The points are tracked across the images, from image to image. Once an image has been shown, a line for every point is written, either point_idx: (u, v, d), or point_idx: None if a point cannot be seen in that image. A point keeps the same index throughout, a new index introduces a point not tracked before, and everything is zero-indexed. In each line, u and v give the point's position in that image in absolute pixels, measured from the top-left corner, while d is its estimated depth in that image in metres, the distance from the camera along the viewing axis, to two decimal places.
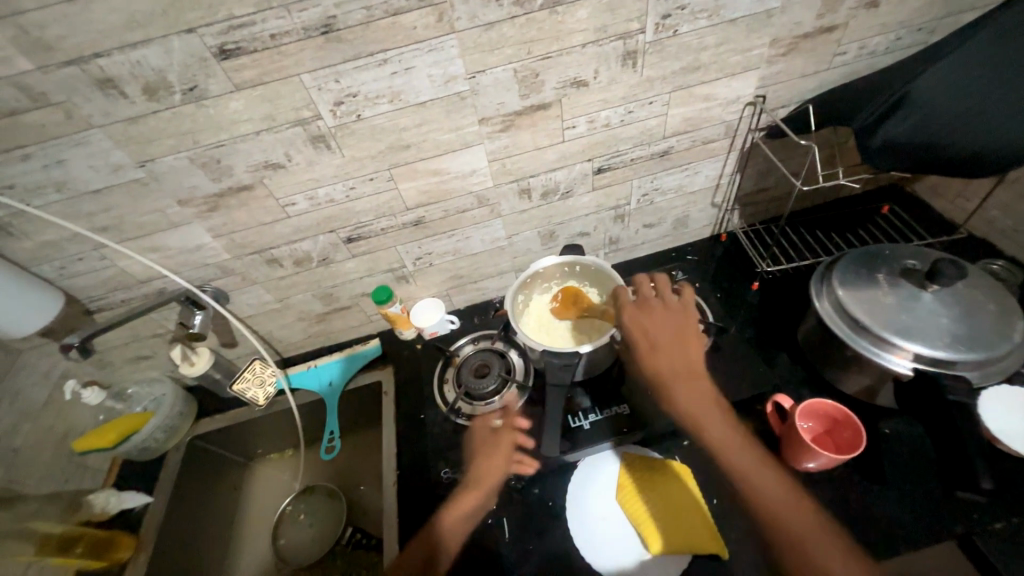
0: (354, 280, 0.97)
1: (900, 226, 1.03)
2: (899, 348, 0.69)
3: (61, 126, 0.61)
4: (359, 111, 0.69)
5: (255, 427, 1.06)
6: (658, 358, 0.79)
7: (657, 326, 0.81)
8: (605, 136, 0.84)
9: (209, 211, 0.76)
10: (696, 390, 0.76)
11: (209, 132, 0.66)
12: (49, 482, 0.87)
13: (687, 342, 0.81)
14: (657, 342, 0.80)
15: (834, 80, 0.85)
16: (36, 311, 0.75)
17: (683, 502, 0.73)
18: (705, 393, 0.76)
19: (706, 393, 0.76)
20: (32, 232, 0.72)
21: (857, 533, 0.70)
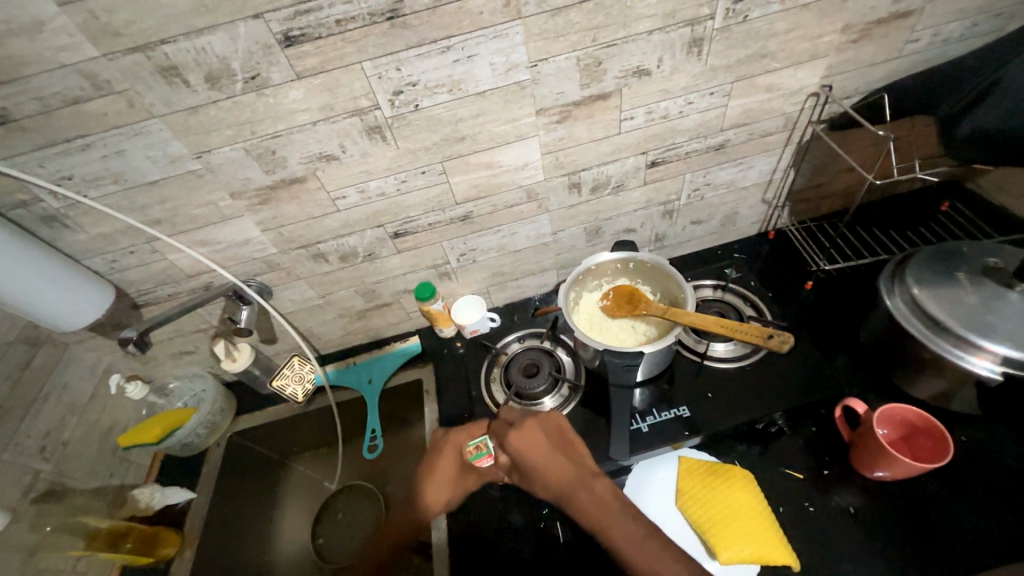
0: (397, 277, 0.95)
1: (962, 225, 0.98)
2: (983, 349, 0.64)
3: (122, 115, 0.60)
4: (417, 101, 0.67)
5: (293, 425, 1.04)
6: (539, 479, 0.69)
7: (534, 443, 0.72)
8: (662, 129, 0.81)
9: (260, 204, 0.75)
10: (582, 502, 0.65)
11: (267, 122, 0.65)
12: (96, 476, 0.87)
13: (568, 455, 0.70)
14: (531, 444, 0.72)
15: (904, 69, 0.81)
16: (81, 308, 0.73)
17: (747, 508, 0.71)
18: (596, 498, 0.65)
19: (593, 499, 0.65)
20: (87, 224, 0.72)
21: (937, 544, 0.67)
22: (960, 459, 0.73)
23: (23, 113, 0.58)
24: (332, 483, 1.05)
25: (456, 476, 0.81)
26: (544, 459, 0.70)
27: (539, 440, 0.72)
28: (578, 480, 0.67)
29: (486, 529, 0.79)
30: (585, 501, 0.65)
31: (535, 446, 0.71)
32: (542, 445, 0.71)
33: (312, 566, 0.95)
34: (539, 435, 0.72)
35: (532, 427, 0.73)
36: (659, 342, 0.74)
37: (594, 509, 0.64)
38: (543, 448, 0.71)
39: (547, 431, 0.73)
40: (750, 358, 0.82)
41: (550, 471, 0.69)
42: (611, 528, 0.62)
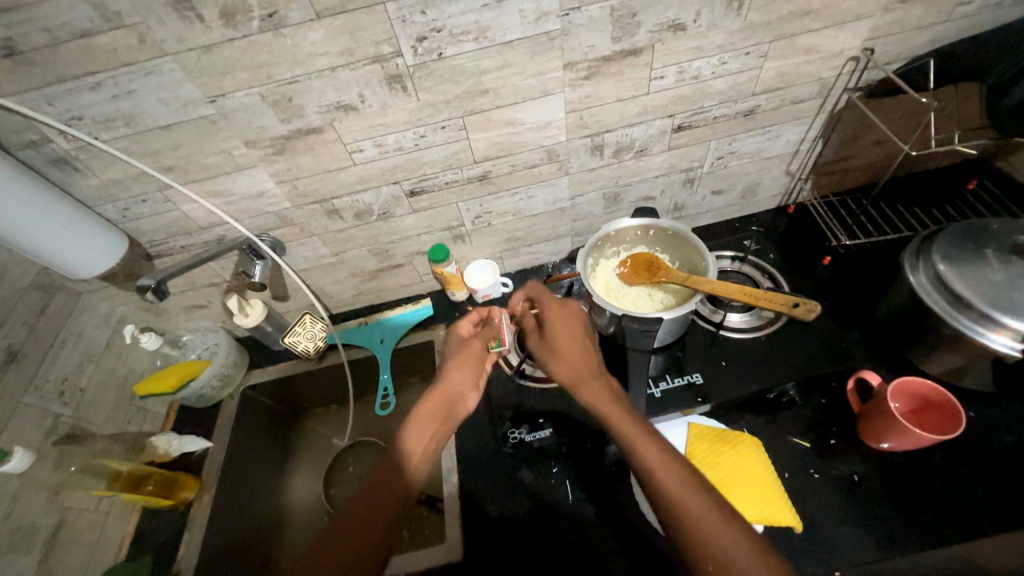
0: (411, 237, 0.94)
1: (989, 203, 0.95)
2: (1005, 326, 0.64)
3: (133, 52, 0.58)
4: (441, 49, 0.64)
5: (306, 381, 1.06)
6: (556, 361, 0.73)
7: (563, 324, 0.76)
8: (692, 90, 0.78)
9: (275, 154, 0.72)
10: (592, 395, 0.67)
11: (284, 66, 0.62)
12: (114, 423, 0.88)
13: (586, 348, 0.73)
14: (563, 323, 0.76)
15: (951, 34, 0.76)
16: (81, 255, 0.71)
17: (753, 472, 0.73)
18: (606, 391, 0.67)
19: (608, 393, 0.67)
20: (98, 168, 0.70)
21: (938, 512, 0.69)
22: (968, 433, 0.74)
23: (30, 45, 0.55)
24: (341, 439, 1.08)
25: (464, 353, 0.82)
26: (569, 340, 0.74)
27: (568, 330, 0.76)
28: (596, 374, 0.70)
29: (496, 484, 0.82)
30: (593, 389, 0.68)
31: (565, 327, 0.76)
32: (566, 332, 0.75)
33: (323, 515, 0.98)
34: (570, 319, 0.77)
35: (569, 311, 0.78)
36: (678, 309, 0.73)
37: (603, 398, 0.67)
38: (571, 333, 0.75)
39: (575, 323, 0.76)
40: (767, 330, 0.81)
41: (571, 358, 0.72)
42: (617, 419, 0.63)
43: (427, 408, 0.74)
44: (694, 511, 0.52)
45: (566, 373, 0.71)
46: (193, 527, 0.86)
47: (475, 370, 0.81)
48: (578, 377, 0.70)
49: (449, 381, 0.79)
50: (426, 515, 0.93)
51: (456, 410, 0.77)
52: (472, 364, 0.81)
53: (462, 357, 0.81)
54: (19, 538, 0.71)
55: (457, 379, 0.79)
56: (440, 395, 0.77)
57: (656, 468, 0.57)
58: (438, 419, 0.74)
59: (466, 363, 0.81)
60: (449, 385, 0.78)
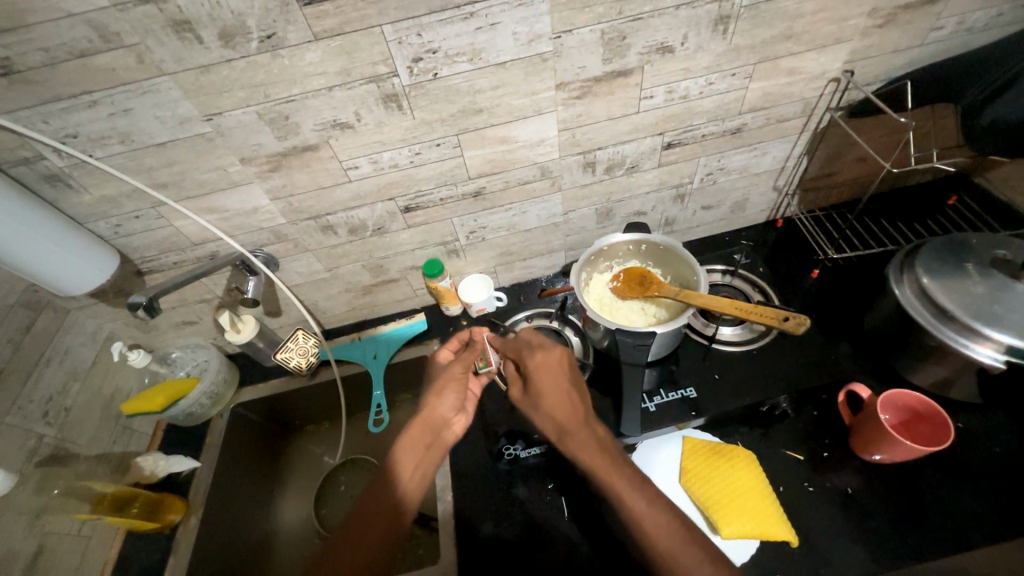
0: (405, 252, 0.94)
1: (968, 219, 0.98)
2: (988, 338, 0.65)
3: (131, 71, 0.58)
4: (436, 70, 0.65)
5: (299, 398, 1.04)
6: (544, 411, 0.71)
7: (548, 371, 0.73)
8: (681, 109, 0.80)
9: (271, 170, 0.73)
10: (582, 446, 0.66)
11: (281, 86, 0.63)
12: (99, 443, 0.86)
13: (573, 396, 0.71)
14: (545, 371, 0.73)
15: (925, 58, 0.80)
16: (77, 269, 0.71)
17: (748, 486, 0.73)
18: (595, 441, 0.67)
19: (594, 443, 0.66)
20: (91, 185, 0.70)
21: (930, 524, 0.69)
22: (956, 444, 0.75)
23: (27, 65, 0.56)
24: (333, 458, 1.06)
25: (444, 382, 0.79)
26: (555, 389, 0.72)
27: (544, 376, 0.73)
28: (580, 421, 0.69)
29: (490, 502, 0.81)
30: (580, 440, 0.67)
31: (550, 374, 0.73)
32: (552, 379, 0.72)
33: (314, 538, 0.96)
34: (555, 365, 0.73)
35: (554, 358, 0.74)
36: (671, 323, 0.74)
37: (594, 448, 0.66)
38: (558, 380, 0.72)
39: (561, 369, 0.73)
40: (759, 343, 0.83)
41: (558, 409, 0.70)
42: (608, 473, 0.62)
43: (411, 436, 0.73)
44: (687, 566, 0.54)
45: (556, 423, 0.70)
46: (179, 551, 0.83)
47: (458, 396, 0.79)
48: (564, 429, 0.69)
49: (432, 408, 0.76)
50: (419, 535, 0.91)
51: (442, 435, 0.75)
52: (454, 390, 0.79)
53: (444, 383, 0.79)
54: None
55: (440, 406, 0.77)
56: (423, 423, 0.75)
57: (648, 525, 0.58)
58: (424, 446, 0.73)
59: (448, 393, 0.78)
60: (431, 414, 0.76)
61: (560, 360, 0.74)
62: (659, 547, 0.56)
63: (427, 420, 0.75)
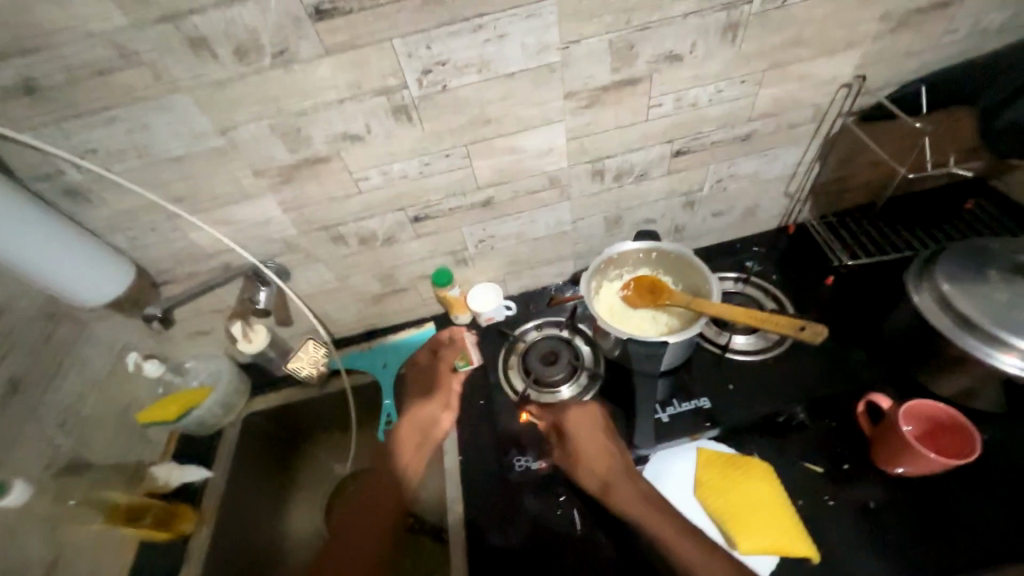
0: (414, 262, 0.94)
1: (988, 222, 0.96)
2: (1013, 347, 0.63)
3: (149, 88, 0.60)
4: (445, 81, 0.66)
5: (309, 407, 1.05)
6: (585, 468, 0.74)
7: (583, 428, 0.77)
8: (690, 117, 0.80)
9: (283, 182, 0.74)
10: (630, 499, 0.70)
11: (293, 99, 0.64)
12: (114, 452, 0.87)
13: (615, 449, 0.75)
14: (581, 428, 0.77)
15: (939, 61, 0.79)
16: (68, 266, 0.68)
17: (766, 499, 0.71)
18: (639, 494, 0.70)
19: (641, 497, 0.70)
20: (109, 198, 0.71)
21: (957, 541, 0.66)
22: (983, 457, 0.72)
23: (51, 83, 0.57)
24: (342, 467, 1.06)
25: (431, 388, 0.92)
26: (593, 446, 0.75)
27: (578, 433, 0.78)
28: (625, 476, 0.72)
29: (500, 515, 0.80)
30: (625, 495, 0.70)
31: (586, 431, 0.77)
32: (589, 436, 0.77)
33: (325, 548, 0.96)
34: (587, 424, 0.78)
35: (584, 414, 0.79)
36: (683, 332, 0.73)
37: (641, 502, 0.69)
38: (594, 436, 0.77)
39: (596, 427, 0.77)
40: (771, 352, 0.81)
41: (600, 465, 0.74)
42: (659, 522, 0.67)
43: (404, 437, 0.86)
44: None
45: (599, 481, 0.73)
46: (192, 559, 0.84)
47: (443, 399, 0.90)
48: (608, 483, 0.72)
49: (419, 411, 0.89)
50: (428, 546, 0.93)
51: (430, 433, 0.87)
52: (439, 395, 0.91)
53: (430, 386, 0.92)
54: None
55: (427, 408, 0.89)
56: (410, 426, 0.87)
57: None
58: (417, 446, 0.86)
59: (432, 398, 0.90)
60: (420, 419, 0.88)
61: (592, 417, 0.79)
62: None
63: (414, 424, 0.88)
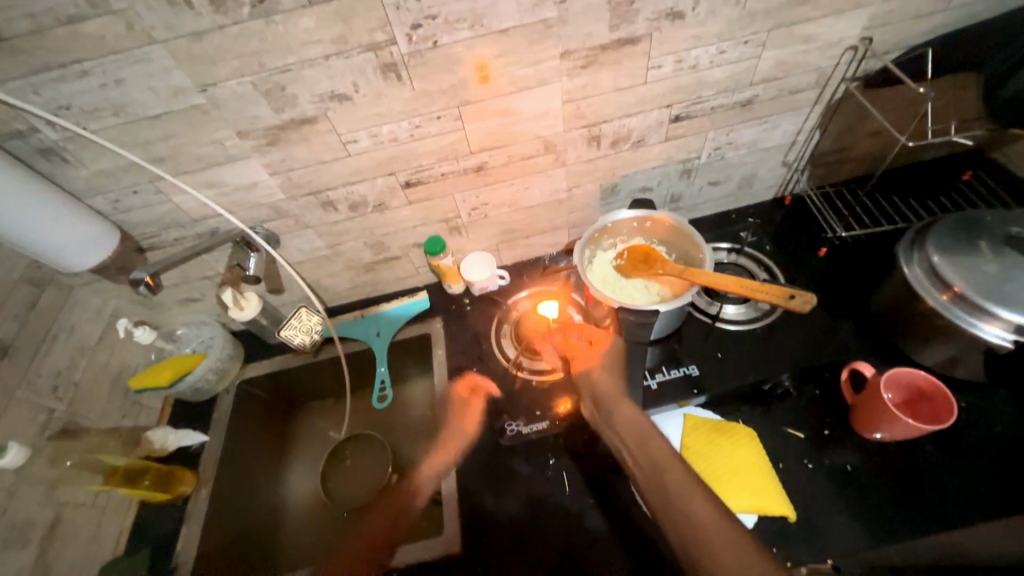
0: (407, 229, 0.93)
1: (984, 194, 0.95)
2: (998, 317, 0.64)
3: (121, 39, 0.56)
4: (436, 37, 0.63)
5: (303, 374, 1.05)
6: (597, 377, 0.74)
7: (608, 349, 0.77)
8: (690, 80, 0.77)
9: (268, 144, 0.71)
10: (627, 411, 0.67)
11: (276, 54, 0.61)
12: (109, 417, 0.88)
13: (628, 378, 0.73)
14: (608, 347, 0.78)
15: (948, 24, 0.76)
16: (53, 233, 0.67)
17: (747, 462, 0.74)
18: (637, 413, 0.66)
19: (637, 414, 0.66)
20: (87, 159, 0.68)
21: (928, 501, 0.70)
22: (960, 423, 0.75)
23: (14, 32, 0.54)
24: (338, 433, 1.07)
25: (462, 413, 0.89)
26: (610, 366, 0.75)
27: (605, 369, 0.75)
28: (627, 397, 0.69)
29: (493, 478, 0.82)
30: (625, 405, 0.68)
31: (609, 353, 0.77)
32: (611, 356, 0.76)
33: (322, 509, 0.98)
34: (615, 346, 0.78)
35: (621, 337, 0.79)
36: (675, 301, 0.74)
37: (636, 418, 0.66)
38: (615, 359, 0.76)
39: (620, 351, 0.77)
40: (763, 321, 0.82)
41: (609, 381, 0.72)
42: (649, 435, 0.63)
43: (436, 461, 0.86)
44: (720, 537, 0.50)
45: (602, 392, 0.71)
46: (191, 521, 0.86)
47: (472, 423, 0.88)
48: (611, 395, 0.70)
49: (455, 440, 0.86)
50: (425, 507, 0.93)
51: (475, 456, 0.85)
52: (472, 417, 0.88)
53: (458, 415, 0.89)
54: (16, 533, 0.71)
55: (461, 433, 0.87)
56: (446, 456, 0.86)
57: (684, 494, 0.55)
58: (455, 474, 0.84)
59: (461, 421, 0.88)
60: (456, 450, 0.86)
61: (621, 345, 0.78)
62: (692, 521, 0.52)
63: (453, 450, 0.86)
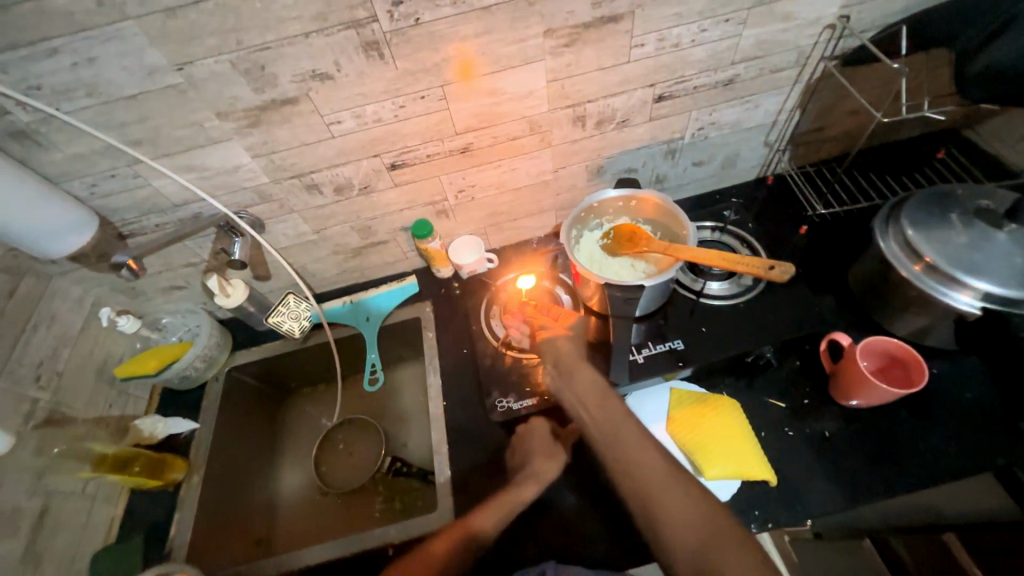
0: (393, 213, 0.93)
1: (957, 170, 0.98)
2: (967, 287, 0.67)
3: (92, 15, 0.55)
4: (418, 14, 0.63)
5: (293, 361, 1.05)
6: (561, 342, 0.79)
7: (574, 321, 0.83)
8: (673, 59, 0.78)
9: (250, 126, 0.70)
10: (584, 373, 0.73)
11: (255, 32, 0.60)
12: (95, 407, 0.87)
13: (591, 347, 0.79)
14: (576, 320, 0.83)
15: (922, 2, 0.78)
16: (11, 209, 0.64)
17: (730, 431, 0.76)
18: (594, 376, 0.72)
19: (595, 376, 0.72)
20: (61, 142, 0.67)
21: (901, 463, 0.73)
22: (931, 390, 0.78)
23: None
24: (329, 419, 1.08)
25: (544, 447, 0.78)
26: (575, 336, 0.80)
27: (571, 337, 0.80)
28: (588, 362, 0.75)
29: (485, 455, 0.84)
30: (582, 369, 0.73)
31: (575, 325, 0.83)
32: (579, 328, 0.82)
33: (316, 493, 0.99)
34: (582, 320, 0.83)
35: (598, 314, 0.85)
36: (660, 276, 0.76)
37: (592, 380, 0.71)
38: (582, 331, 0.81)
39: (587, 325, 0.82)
40: (744, 297, 0.84)
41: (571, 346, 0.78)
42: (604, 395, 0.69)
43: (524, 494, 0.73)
44: (654, 475, 0.57)
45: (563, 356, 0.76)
46: (184, 507, 0.86)
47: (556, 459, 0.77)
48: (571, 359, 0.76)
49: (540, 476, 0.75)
50: (417, 487, 0.95)
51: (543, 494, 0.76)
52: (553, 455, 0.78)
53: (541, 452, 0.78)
54: (4, 524, 0.70)
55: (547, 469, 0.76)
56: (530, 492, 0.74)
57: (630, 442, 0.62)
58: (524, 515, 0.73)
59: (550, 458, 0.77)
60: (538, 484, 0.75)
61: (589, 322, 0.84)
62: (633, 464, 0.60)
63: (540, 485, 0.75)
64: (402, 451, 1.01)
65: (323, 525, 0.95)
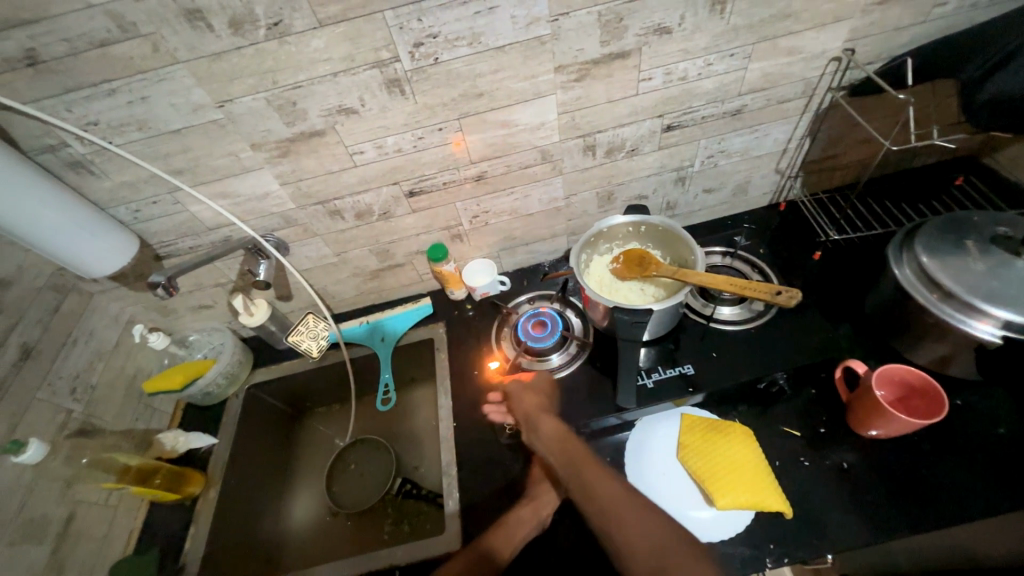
0: (411, 237, 0.96)
1: (979, 199, 0.97)
2: (986, 314, 0.65)
3: (148, 60, 0.61)
4: (437, 54, 0.67)
5: (310, 379, 1.08)
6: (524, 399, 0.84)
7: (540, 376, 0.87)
8: (680, 91, 0.81)
9: (280, 156, 0.76)
10: (544, 420, 0.79)
11: (288, 72, 0.65)
12: (123, 419, 0.91)
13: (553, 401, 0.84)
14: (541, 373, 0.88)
15: (929, 34, 0.79)
16: (64, 231, 0.69)
17: (743, 458, 0.74)
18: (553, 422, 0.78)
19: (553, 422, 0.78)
20: (111, 171, 0.73)
21: (926, 499, 0.70)
22: (956, 421, 0.75)
23: (52, 55, 0.59)
24: (342, 439, 1.10)
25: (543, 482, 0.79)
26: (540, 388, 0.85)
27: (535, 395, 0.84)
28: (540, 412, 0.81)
29: (493, 479, 0.84)
30: (539, 419, 0.80)
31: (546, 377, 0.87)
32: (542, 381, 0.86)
33: (326, 514, 1.00)
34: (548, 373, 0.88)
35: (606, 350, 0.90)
36: (668, 300, 0.76)
37: (551, 429, 0.78)
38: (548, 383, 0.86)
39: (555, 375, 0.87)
40: (756, 322, 0.84)
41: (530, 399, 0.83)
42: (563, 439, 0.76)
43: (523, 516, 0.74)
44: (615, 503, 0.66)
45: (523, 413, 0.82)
46: (200, 522, 0.87)
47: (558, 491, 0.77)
48: (529, 415, 0.81)
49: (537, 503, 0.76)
50: (426, 510, 0.95)
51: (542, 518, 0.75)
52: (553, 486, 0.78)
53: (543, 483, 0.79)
54: (32, 529, 0.73)
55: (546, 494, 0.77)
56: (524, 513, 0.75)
57: (592, 479, 0.69)
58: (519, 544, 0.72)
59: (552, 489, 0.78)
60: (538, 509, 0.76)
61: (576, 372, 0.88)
62: (597, 496, 0.68)
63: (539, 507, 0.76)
64: (411, 472, 1.02)
65: (332, 547, 0.96)
